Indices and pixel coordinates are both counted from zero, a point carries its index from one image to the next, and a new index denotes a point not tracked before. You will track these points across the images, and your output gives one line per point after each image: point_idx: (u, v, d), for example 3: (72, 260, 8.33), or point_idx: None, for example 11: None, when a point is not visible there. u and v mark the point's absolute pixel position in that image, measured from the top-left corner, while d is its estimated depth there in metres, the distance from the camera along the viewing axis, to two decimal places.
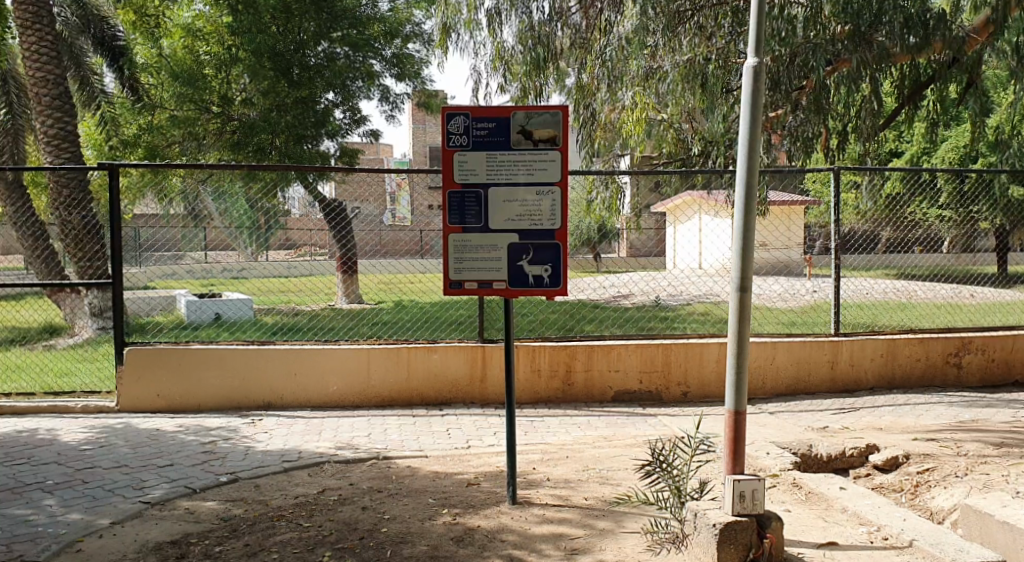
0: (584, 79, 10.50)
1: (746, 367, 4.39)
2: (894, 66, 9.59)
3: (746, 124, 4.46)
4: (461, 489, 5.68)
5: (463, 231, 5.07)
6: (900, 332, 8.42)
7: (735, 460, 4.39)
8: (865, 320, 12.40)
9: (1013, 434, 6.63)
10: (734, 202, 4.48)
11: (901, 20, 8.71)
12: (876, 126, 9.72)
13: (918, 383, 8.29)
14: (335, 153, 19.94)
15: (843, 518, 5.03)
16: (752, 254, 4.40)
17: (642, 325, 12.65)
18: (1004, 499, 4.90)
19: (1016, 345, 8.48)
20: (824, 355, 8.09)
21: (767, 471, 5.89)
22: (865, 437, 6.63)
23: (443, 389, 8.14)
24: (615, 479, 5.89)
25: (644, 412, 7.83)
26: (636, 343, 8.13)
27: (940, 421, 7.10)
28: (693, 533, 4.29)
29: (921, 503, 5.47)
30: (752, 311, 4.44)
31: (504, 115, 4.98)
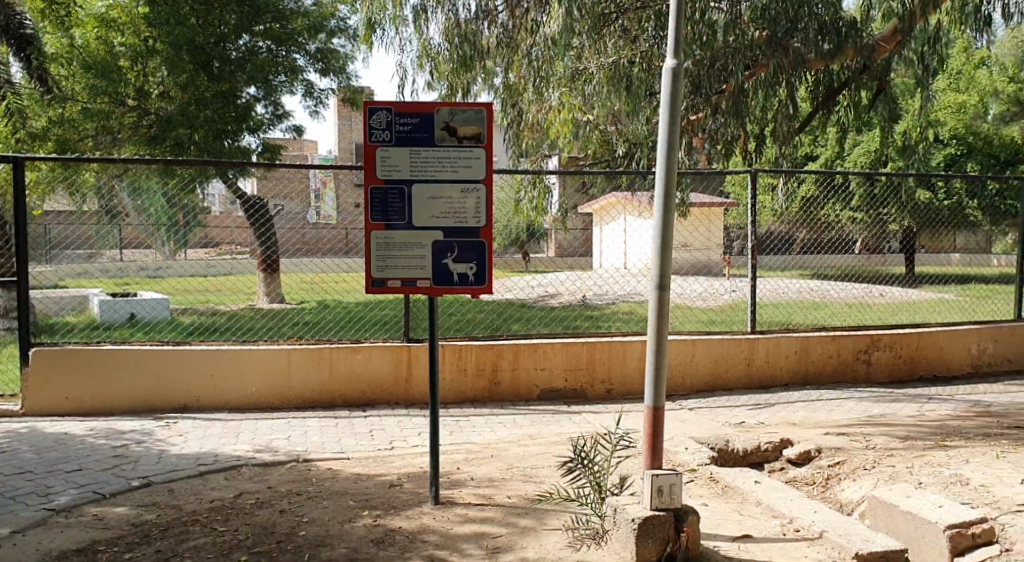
0: (511, 79, 10.36)
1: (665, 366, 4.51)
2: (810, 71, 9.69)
3: (666, 127, 4.61)
4: (383, 491, 5.63)
5: (387, 229, 5.01)
6: (813, 330, 8.53)
7: (654, 456, 4.52)
8: (781, 319, 12.39)
9: (918, 426, 6.87)
10: (653, 205, 4.59)
11: (817, 26, 8.93)
12: (793, 129, 9.79)
13: (830, 380, 8.42)
14: (257, 149, 19.35)
15: (758, 512, 5.32)
16: (669, 257, 4.51)
17: (568, 323, 12.61)
18: (908, 490, 5.32)
19: (921, 342, 8.66)
20: (741, 353, 8.16)
21: (685, 466, 6.08)
22: (779, 432, 6.82)
23: (366, 389, 8.02)
24: (538, 477, 5.92)
25: (569, 409, 7.84)
26: (561, 342, 8.15)
27: (850, 415, 7.30)
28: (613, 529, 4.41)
29: (832, 495, 5.76)
30: (671, 309, 4.59)
31: (428, 111, 4.95)
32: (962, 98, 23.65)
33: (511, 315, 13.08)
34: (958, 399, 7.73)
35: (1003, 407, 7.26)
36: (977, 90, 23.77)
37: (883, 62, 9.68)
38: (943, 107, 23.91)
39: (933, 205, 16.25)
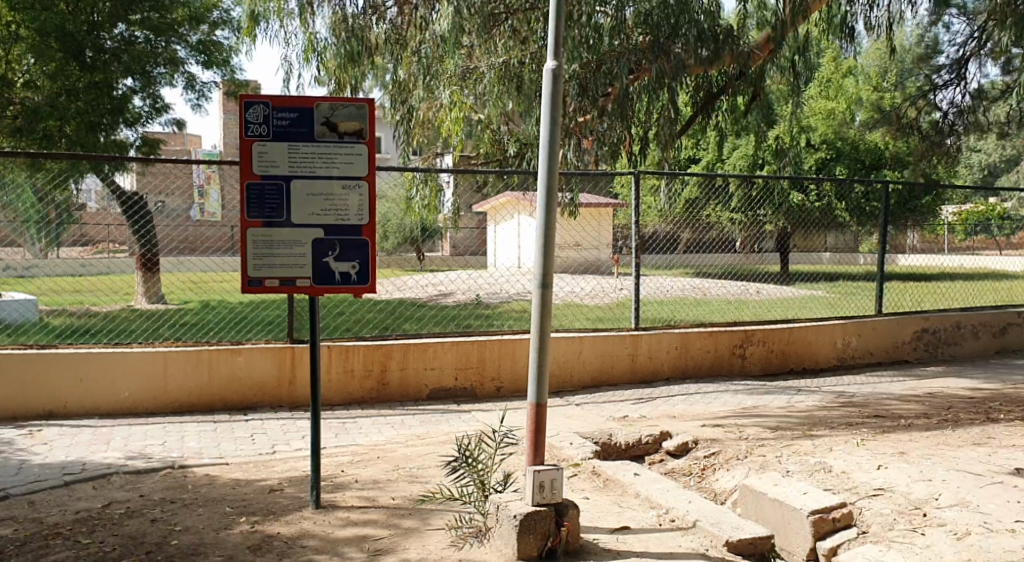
0: (401, 76, 10.28)
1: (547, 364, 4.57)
2: (690, 76, 9.97)
3: (547, 128, 4.66)
4: (262, 496, 5.47)
5: (265, 226, 4.86)
6: (693, 327, 8.81)
7: (536, 452, 4.56)
8: (665, 316, 12.59)
9: (788, 417, 7.21)
10: (535, 206, 4.67)
11: (695, 34, 9.19)
12: (673, 133, 10.04)
13: (709, 374, 8.72)
14: (135, 143, 18.51)
15: (636, 504, 5.47)
16: (552, 258, 4.57)
17: (460, 321, 12.57)
18: (776, 478, 5.61)
19: (792, 336, 9.03)
20: (625, 348, 8.34)
21: (569, 461, 6.19)
22: (660, 425, 7.03)
23: (249, 392, 7.78)
24: (422, 477, 5.89)
25: (458, 408, 7.83)
26: (451, 340, 8.13)
27: (726, 407, 7.59)
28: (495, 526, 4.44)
29: (707, 485, 6.00)
30: (554, 308, 4.66)
31: (307, 105, 4.83)
32: (832, 104, 24.92)
33: (403, 314, 12.94)
34: (825, 390, 8.16)
35: (864, 397, 7.71)
36: (845, 96, 25.18)
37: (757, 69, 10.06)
38: (815, 112, 25.06)
39: (807, 205, 17.06)
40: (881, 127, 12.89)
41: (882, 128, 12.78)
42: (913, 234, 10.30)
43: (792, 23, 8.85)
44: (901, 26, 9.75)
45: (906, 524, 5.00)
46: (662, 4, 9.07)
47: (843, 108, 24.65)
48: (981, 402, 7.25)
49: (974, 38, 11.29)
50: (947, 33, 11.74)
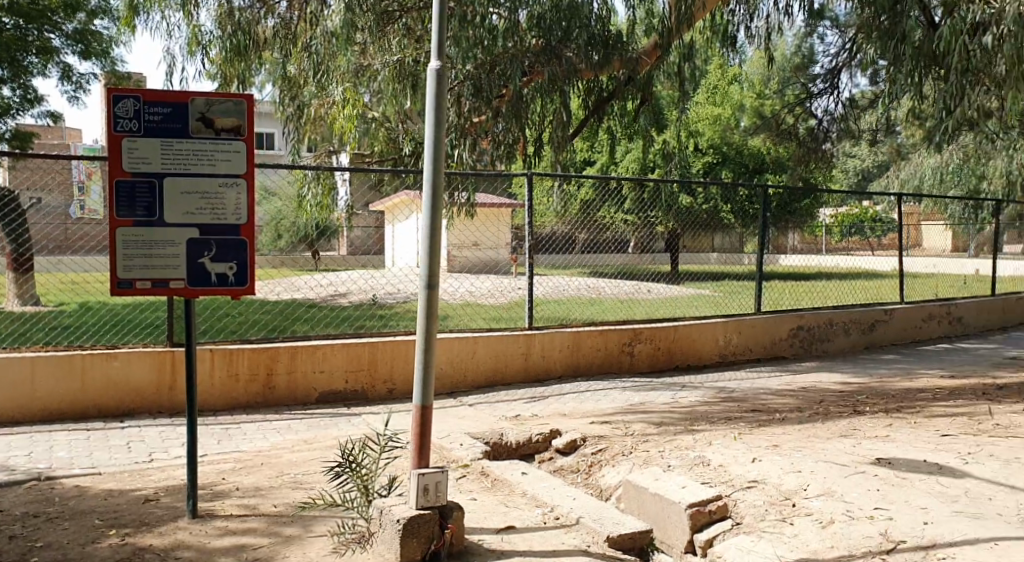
0: (291, 71, 10.00)
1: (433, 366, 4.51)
2: (581, 81, 10.09)
3: (432, 129, 4.60)
4: (136, 507, 5.24)
5: (135, 226, 4.60)
6: (584, 326, 8.94)
7: (421, 453, 4.54)
8: (559, 314, 12.53)
9: (673, 413, 7.41)
10: (421, 208, 4.59)
11: (586, 38, 9.41)
12: (567, 137, 10.02)
13: (599, 372, 8.86)
14: (5, 136, 17.45)
15: (522, 502, 5.52)
16: (438, 256, 4.53)
17: (354, 321, 12.32)
18: (657, 473, 5.79)
19: (678, 334, 9.30)
20: (518, 348, 8.38)
21: (458, 461, 6.18)
22: (550, 423, 7.10)
23: (126, 398, 7.45)
24: (307, 483, 5.77)
25: (349, 411, 7.70)
26: (341, 342, 7.99)
27: (615, 404, 7.73)
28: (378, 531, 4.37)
29: (594, 482, 6.12)
30: (440, 310, 4.61)
31: (182, 100, 4.60)
32: (717, 111, 25.22)
33: (295, 315, 12.59)
34: (709, 385, 8.43)
35: (744, 392, 8.00)
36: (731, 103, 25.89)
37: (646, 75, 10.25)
38: (702, 117, 25.33)
39: (697, 206, 17.56)
40: (762, 133, 13.38)
41: (764, 133, 13.28)
42: (794, 235, 10.91)
43: (678, 31, 9.09)
44: (779, 36, 10.16)
45: (777, 514, 5.22)
46: (554, 7, 9.27)
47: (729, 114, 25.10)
48: (850, 395, 7.65)
49: (846, 50, 11.85)
50: (822, 44, 12.31)
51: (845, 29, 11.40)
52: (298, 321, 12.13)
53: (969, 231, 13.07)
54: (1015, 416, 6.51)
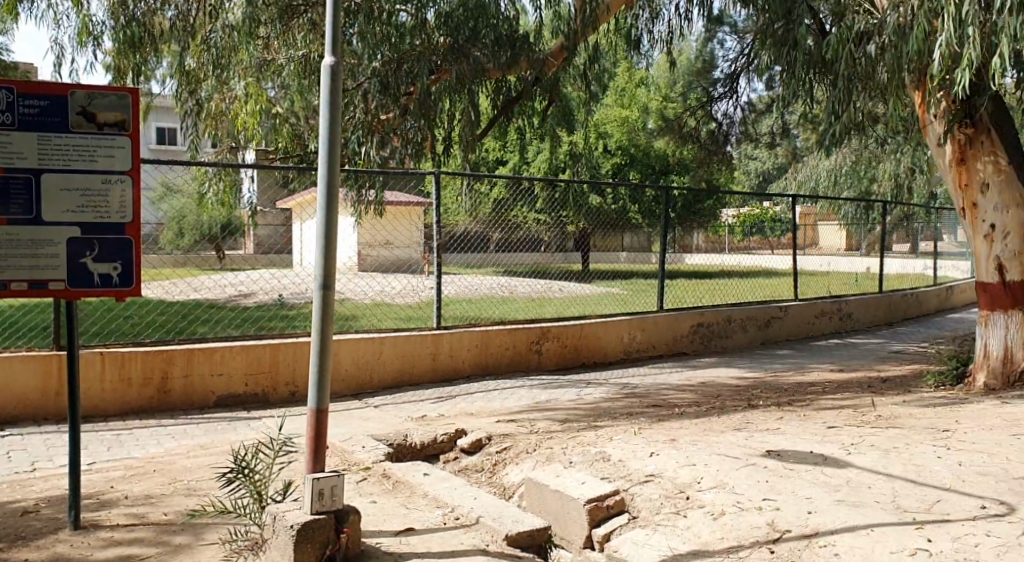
0: (189, 63, 9.65)
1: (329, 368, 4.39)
2: (488, 81, 10.12)
3: (326, 125, 4.50)
4: (14, 520, 4.97)
5: (6, 224, 4.21)
6: (491, 325, 8.96)
7: (315, 458, 4.43)
8: (470, 313, 12.50)
9: (577, 410, 7.49)
10: (316, 205, 4.47)
11: (493, 38, 9.43)
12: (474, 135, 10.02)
13: (507, 371, 8.89)
14: None
15: (423, 503, 5.49)
16: (335, 253, 4.45)
17: (259, 321, 12.00)
18: (558, 470, 5.88)
19: (585, 332, 9.42)
20: (426, 348, 8.33)
21: (359, 464, 6.10)
22: (455, 423, 7.08)
23: (7, 405, 7.07)
24: (201, 490, 5.60)
25: (249, 415, 7.52)
26: (241, 344, 7.78)
27: (521, 402, 7.77)
28: (272, 537, 4.24)
29: (497, 480, 6.16)
30: (336, 309, 4.50)
31: (61, 92, 4.27)
32: (625, 113, 25.67)
33: (197, 316, 12.17)
34: (613, 382, 8.56)
35: (647, 388, 8.17)
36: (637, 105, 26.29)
37: (552, 76, 10.32)
38: (609, 119, 25.52)
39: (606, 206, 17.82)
40: (665, 135, 13.66)
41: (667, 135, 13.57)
42: (699, 234, 11.32)
43: (582, 33, 9.20)
44: (680, 41, 10.44)
45: (671, 508, 5.34)
46: (462, 6, 9.22)
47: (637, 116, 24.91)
48: (746, 389, 7.90)
49: (744, 56, 12.23)
50: (721, 49, 12.68)
51: (743, 36, 11.75)
52: (199, 322, 11.73)
53: (859, 231, 13.69)
54: (894, 407, 6.85)
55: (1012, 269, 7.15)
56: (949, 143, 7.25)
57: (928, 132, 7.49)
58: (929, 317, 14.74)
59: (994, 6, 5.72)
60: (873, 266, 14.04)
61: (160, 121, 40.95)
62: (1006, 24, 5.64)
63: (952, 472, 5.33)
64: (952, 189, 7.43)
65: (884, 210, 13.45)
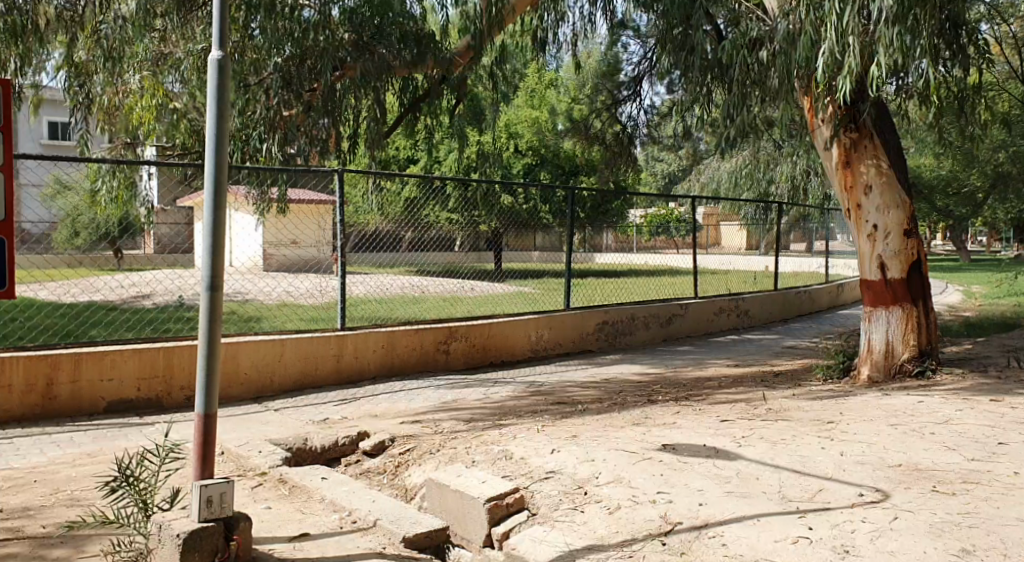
0: (79, 54, 9.25)
1: (217, 372, 4.17)
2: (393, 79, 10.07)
3: (213, 117, 4.22)
4: None
5: None
6: (397, 325, 8.88)
7: (204, 464, 4.20)
8: (381, 313, 12.31)
9: (482, 409, 7.50)
10: (202, 200, 4.20)
11: (398, 36, 9.47)
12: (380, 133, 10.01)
13: (413, 371, 8.82)
14: None
15: (320, 508, 5.40)
16: (223, 254, 4.17)
17: (158, 323, 11.55)
18: (460, 469, 5.86)
19: (492, 331, 9.45)
20: (330, 349, 8.20)
21: (256, 470, 5.96)
22: (358, 425, 6.99)
23: None
24: (86, 500, 5.36)
25: (142, 421, 7.25)
26: (132, 347, 7.51)
27: (426, 403, 7.73)
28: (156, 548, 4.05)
29: (399, 481, 6.10)
30: (225, 311, 4.27)
31: None
32: (536, 113, 24.41)
33: (90, 319, 11.63)
34: (520, 381, 8.61)
35: (552, 386, 8.24)
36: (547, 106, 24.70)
37: (459, 75, 10.32)
38: (520, 119, 24.43)
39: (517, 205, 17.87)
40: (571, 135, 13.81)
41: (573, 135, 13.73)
42: (609, 234, 11.55)
43: (488, 33, 9.29)
44: (584, 43, 10.58)
45: (569, 504, 5.39)
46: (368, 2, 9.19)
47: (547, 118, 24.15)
48: (647, 385, 8.07)
49: (647, 60, 12.51)
50: (625, 53, 12.92)
51: (645, 40, 11.96)
52: (93, 325, 11.22)
53: (758, 231, 14.17)
54: (785, 401, 7.12)
55: (893, 268, 7.49)
56: (835, 147, 7.57)
57: (817, 136, 7.81)
58: (820, 314, 15.39)
59: (872, 17, 6.02)
60: (770, 264, 14.43)
61: (49, 113, 38.82)
62: (882, 34, 5.94)
63: (833, 461, 5.57)
64: (838, 191, 7.75)
65: (778, 210, 13.98)
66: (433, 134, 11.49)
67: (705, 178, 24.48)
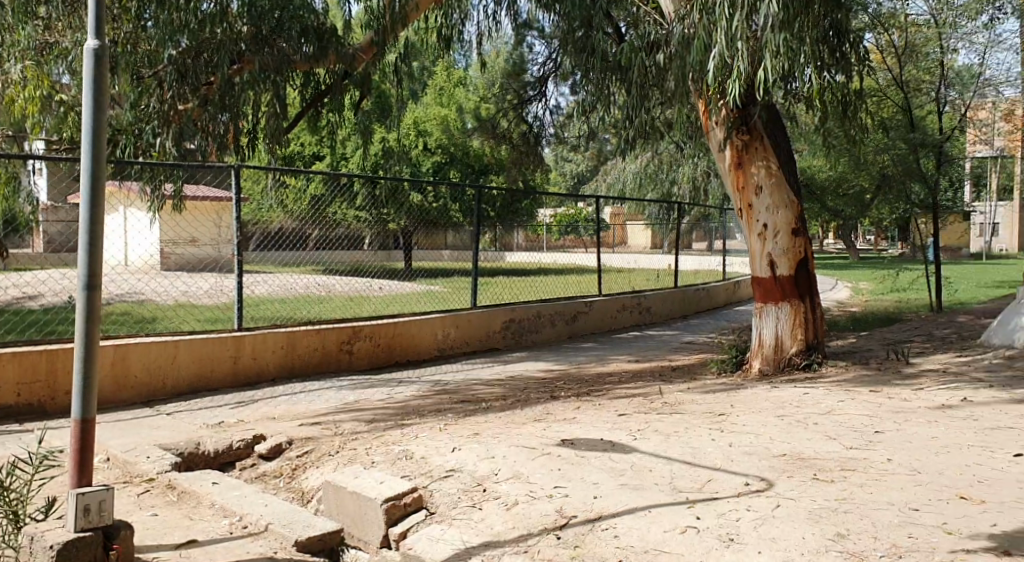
0: None
1: (95, 377, 3.93)
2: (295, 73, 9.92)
3: (89, 109, 3.95)
4: None
5: None
6: (298, 325, 8.72)
7: (81, 473, 3.94)
8: (284, 313, 12.07)
9: (384, 409, 7.43)
10: (78, 197, 3.93)
11: (298, 29, 9.32)
12: (280, 127, 9.84)
13: (315, 372, 8.67)
14: None
15: (209, 514, 5.25)
16: (101, 248, 3.95)
17: (46, 326, 11.01)
18: (357, 470, 5.78)
19: (397, 330, 9.39)
20: (226, 350, 7.98)
21: (143, 476, 5.74)
22: (255, 428, 6.82)
23: None
24: None
25: (22, 428, 6.89)
26: (12, 350, 7.15)
27: (327, 404, 7.61)
28: None
29: (295, 484, 5.97)
30: (103, 312, 4.02)
31: None
32: (445, 112, 24.18)
33: None
34: (425, 380, 8.57)
35: (456, 385, 8.24)
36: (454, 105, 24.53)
37: (362, 71, 10.23)
38: (428, 117, 24.12)
39: None
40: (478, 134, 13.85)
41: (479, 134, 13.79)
42: (520, 233, 11.67)
43: (392, 29, 9.27)
44: (489, 42, 10.65)
45: (467, 501, 5.37)
46: None
47: (456, 116, 23.72)
48: (550, 382, 8.16)
49: (551, 60, 12.73)
50: (531, 53, 13.08)
51: (549, 41, 12.10)
52: None
53: (662, 230, 14.49)
54: (681, 395, 7.30)
55: (781, 265, 7.79)
56: (728, 148, 7.80)
57: (712, 137, 8.06)
58: (719, 310, 15.89)
59: (759, 23, 6.22)
60: (671, 263, 14.74)
61: None
62: (770, 40, 6.15)
63: (723, 452, 5.74)
64: (732, 190, 7.99)
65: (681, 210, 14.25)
66: (336, 131, 11.32)
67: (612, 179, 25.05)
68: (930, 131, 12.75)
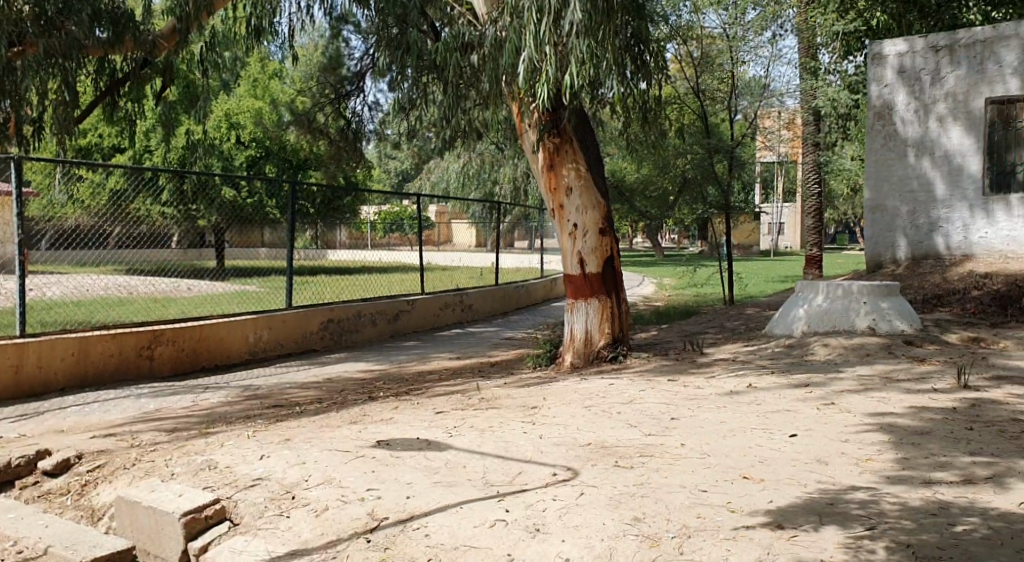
0: None
1: None
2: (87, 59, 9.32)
3: None
4: None
5: None
6: (92, 330, 8.11)
7: None
8: (76, 317, 11.14)
9: (188, 417, 7.05)
10: None
11: (89, 13, 8.74)
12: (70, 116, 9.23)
13: (111, 380, 8.09)
14: None
15: None
16: None
17: None
18: (154, 483, 5.43)
19: (204, 332, 8.96)
20: (6, 359, 7.29)
21: None
22: (38, 443, 6.25)
23: None
24: None
25: None
26: None
27: (125, 414, 7.13)
28: None
29: (85, 502, 5.52)
30: None
31: None
32: (259, 103, 22.93)
33: None
34: (236, 385, 8.22)
35: (269, 389, 7.96)
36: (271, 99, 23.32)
37: (163, 59, 9.91)
38: (241, 109, 22.99)
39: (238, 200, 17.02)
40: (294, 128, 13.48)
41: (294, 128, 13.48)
42: (343, 231, 11.68)
43: (195, 18, 9.08)
44: (301, 36, 10.44)
45: (274, 510, 5.11)
46: None
47: (271, 108, 22.71)
48: (368, 383, 8.05)
49: (368, 56, 12.76)
50: (347, 48, 13.02)
51: (365, 36, 11.99)
52: None
53: (485, 229, 14.97)
54: (495, 391, 7.43)
55: (590, 262, 8.12)
56: (540, 150, 8.01)
57: (525, 139, 8.24)
58: (537, 307, 16.27)
59: (564, 29, 6.43)
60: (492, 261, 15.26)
61: None
62: (574, 46, 6.39)
63: (533, 445, 5.89)
64: (544, 191, 8.23)
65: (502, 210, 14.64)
66: (134, 121, 10.64)
67: (436, 177, 25.29)
68: (723, 137, 13.83)
